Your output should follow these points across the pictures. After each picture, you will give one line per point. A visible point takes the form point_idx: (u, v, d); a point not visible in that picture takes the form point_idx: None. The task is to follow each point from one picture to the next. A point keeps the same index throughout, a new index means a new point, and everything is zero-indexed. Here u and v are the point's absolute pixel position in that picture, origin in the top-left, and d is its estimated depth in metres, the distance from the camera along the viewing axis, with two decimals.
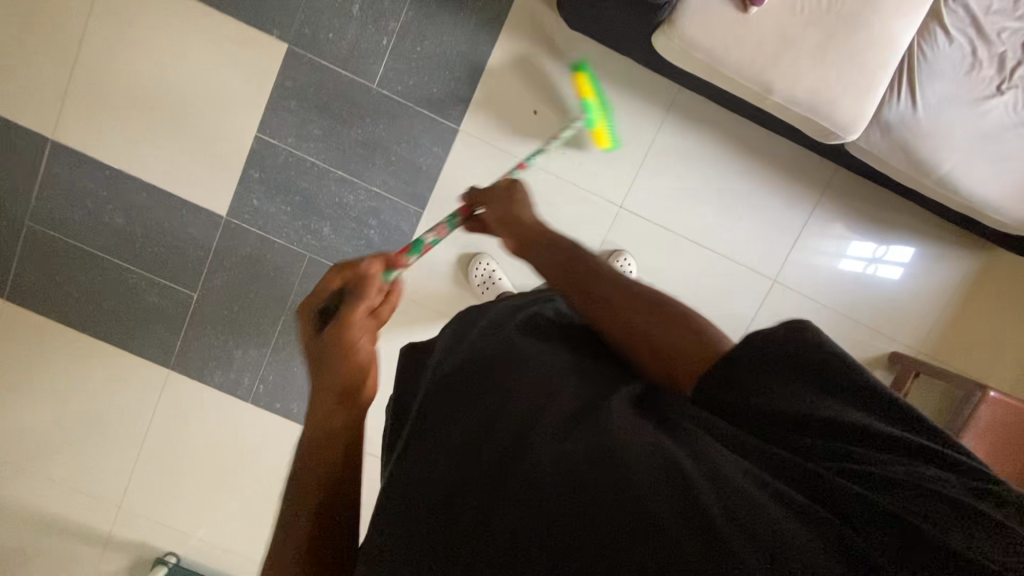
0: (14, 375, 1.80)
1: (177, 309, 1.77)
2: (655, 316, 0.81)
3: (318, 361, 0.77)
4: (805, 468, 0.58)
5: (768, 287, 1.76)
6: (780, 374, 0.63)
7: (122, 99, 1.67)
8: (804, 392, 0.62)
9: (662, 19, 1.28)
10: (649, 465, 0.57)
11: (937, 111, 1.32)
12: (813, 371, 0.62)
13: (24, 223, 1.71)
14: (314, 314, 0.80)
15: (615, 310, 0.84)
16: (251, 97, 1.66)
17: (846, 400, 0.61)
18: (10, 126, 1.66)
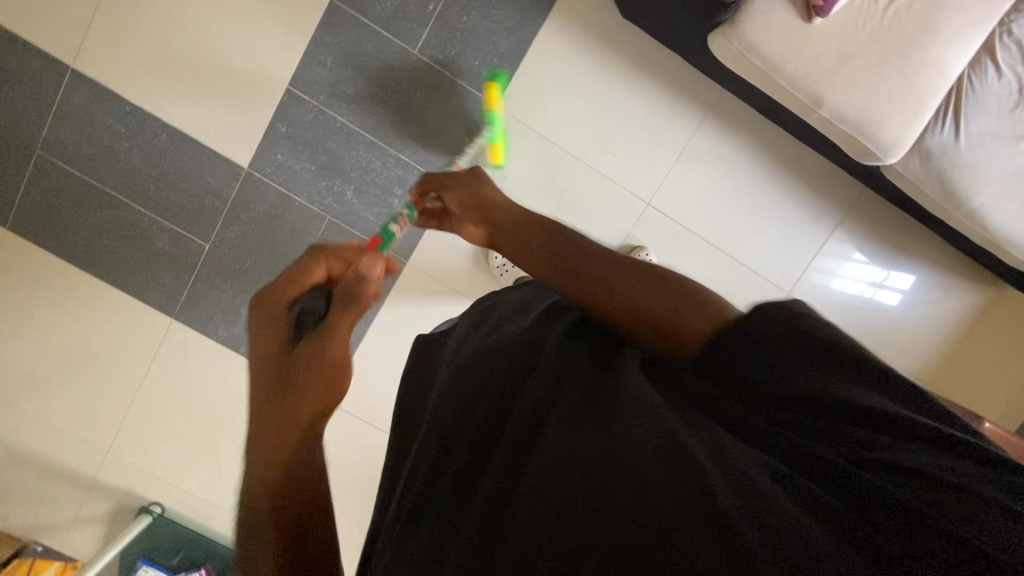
0: (8, 307, 1.74)
1: (186, 258, 1.72)
2: (640, 289, 0.76)
3: (280, 371, 0.69)
4: (821, 460, 0.51)
5: (781, 299, 1.77)
6: (788, 352, 0.56)
7: (151, 34, 1.60)
8: (806, 373, 0.55)
9: (723, 19, 1.26)
10: (651, 449, 0.53)
11: (978, 144, 1.33)
12: (802, 352, 0.56)
13: (35, 150, 1.64)
14: (285, 317, 0.74)
15: (594, 287, 0.78)
16: (287, 48, 1.61)
17: (836, 385, 0.54)
18: (29, 47, 1.59)
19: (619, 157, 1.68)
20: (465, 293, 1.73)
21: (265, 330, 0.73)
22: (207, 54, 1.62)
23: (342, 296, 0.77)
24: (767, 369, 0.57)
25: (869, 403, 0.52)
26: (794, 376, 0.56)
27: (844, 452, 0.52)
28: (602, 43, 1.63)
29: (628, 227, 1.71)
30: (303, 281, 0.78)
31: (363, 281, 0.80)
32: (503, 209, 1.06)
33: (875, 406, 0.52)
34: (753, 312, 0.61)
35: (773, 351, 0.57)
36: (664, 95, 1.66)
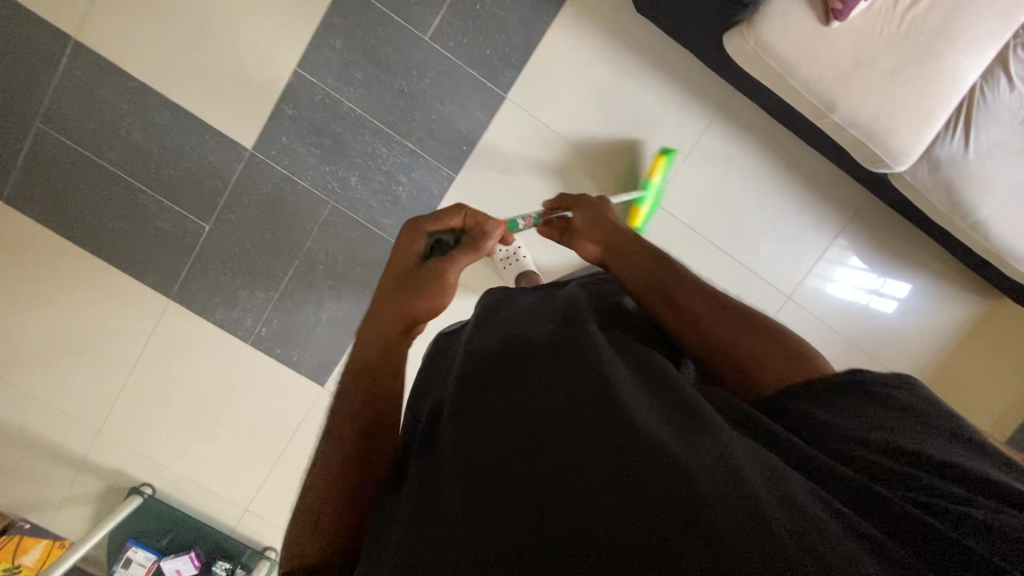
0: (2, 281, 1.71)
1: (186, 238, 1.70)
2: (754, 334, 0.87)
3: (404, 286, 0.88)
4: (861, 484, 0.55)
5: (781, 303, 1.78)
6: (865, 404, 0.68)
7: (158, 9, 1.57)
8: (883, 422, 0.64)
9: (740, 19, 1.25)
10: (702, 446, 0.54)
11: (987, 156, 1.34)
12: (879, 400, 0.68)
13: (33, 122, 1.61)
14: (428, 239, 0.92)
15: (699, 322, 0.90)
16: (295, 29, 1.58)
17: (907, 431, 0.62)
18: (30, 16, 1.55)
19: (627, 153, 1.68)
20: (467, 284, 1.72)
21: (395, 259, 0.92)
22: (213, 32, 1.59)
23: (467, 242, 0.93)
24: (838, 406, 0.69)
25: (924, 449, 0.59)
26: (866, 415, 0.66)
27: (885, 468, 0.58)
28: (615, 38, 1.61)
29: (632, 224, 1.71)
30: (445, 219, 0.94)
31: (490, 238, 0.95)
32: (630, 240, 1.15)
33: (926, 448, 0.59)
34: (865, 375, 0.71)
35: (861, 402, 0.68)
36: (676, 93, 1.65)
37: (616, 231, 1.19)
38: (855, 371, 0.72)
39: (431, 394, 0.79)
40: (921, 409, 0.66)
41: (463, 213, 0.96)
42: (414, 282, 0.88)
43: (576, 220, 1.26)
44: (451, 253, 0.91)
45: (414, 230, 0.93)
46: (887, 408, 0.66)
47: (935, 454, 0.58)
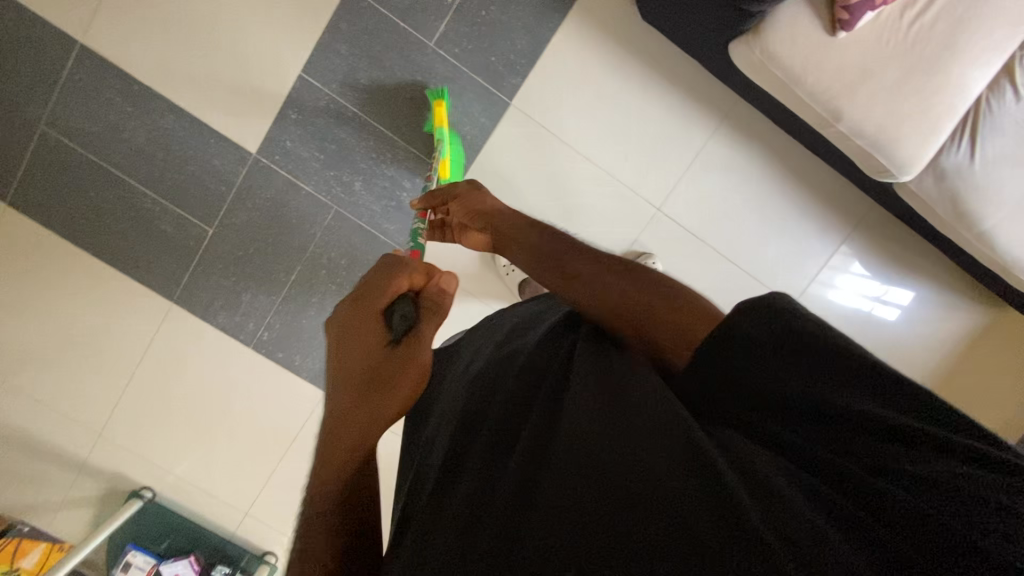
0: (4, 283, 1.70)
1: (189, 242, 1.70)
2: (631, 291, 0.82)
3: (372, 377, 0.73)
4: (828, 467, 0.52)
5: None
6: (783, 363, 0.57)
7: (163, 13, 1.57)
8: (810, 384, 0.55)
9: (747, 28, 1.25)
10: (668, 443, 0.54)
11: (994, 167, 1.33)
12: (802, 357, 0.56)
13: (38, 125, 1.61)
14: (378, 324, 0.77)
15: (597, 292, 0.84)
16: (300, 34, 1.58)
17: (821, 384, 0.55)
18: (36, 20, 1.56)
19: (632, 161, 1.68)
20: (470, 290, 1.72)
21: (342, 355, 0.76)
22: (218, 36, 1.59)
23: (426, 307, 0.79)
24: (755, 374, 0.58)
25: (878, 410, 0.53)
26: (787, 377, 0.56)
27: (829, 445, 0.53)
28: (619, 45, 1.61)
29: (636, 232, 1.71)
30: (385, 293, 0.79)
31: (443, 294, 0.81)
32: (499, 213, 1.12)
33: (878, 411, 0.53)
34: (745, 315, 0.59)
35: (769, 353, 0.57)
36: (679, 101, 1.65)
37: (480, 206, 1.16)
38: (740, 305, 0.60)
39: (430, 422, 0.80)
40: (828, 343, 0.55)
41: (400, 279, 0.80)
42: (382, 368, 0.73)
43: (450, 211, 1.20)
44: (410, 324, 0.77)
45: (352, 324, 0.78)
46: (806, 356, 0.56)
47: (879, 410, 0.53)
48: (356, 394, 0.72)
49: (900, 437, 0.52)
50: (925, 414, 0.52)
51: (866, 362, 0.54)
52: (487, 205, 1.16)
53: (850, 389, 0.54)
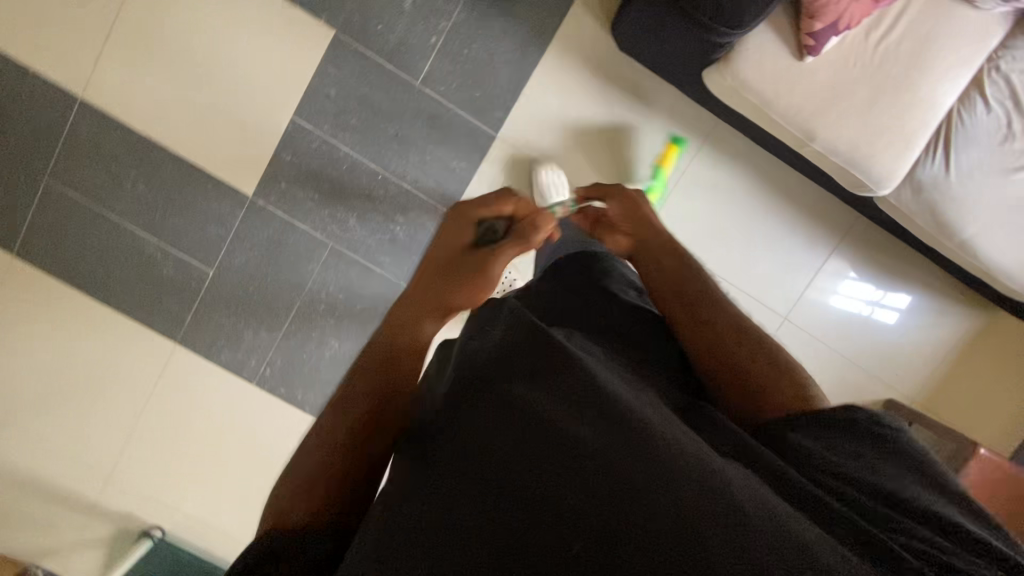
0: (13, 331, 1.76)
1: (191, 283, 1.75)
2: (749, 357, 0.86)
3: (454, 266, 1.00)
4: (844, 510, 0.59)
5: (778, 323, 1.79)
6: (850, 439, 0.69)
7: (158, 66, 1.64)
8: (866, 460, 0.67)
9: (717, 57, 1.29)
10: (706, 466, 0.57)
11: (969, 177, 1.36)
12: (851, 433, 0.70)
13: (43, 179, 1.68)
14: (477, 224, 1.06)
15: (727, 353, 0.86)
16: (291, 80, 1.65)
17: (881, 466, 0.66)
18: (40, 80, 1.63)
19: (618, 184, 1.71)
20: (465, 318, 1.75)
21: (444, 238, 1.05)
22: (212, 86, 1.65)
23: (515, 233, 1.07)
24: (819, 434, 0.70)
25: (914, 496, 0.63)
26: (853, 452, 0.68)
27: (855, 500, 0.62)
28: (600, 74, 1.66)
29: None
30: (491, 207, 1.06)
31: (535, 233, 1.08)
32: (642, 243, 1.12)
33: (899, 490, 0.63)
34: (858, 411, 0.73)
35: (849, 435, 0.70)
36: (661, 126, 1.69)
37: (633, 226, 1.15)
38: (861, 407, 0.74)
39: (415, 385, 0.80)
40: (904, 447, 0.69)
41: (503, 200, 1.07)
42: (468, 256, 1.02)
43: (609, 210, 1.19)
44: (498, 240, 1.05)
45: (460, 221, 1.06)
46: (865, 437, 0.70)
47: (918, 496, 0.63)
48: (440, 275, 0.98)
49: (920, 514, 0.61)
50: (926, 494, 0.64)
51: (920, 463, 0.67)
52: (642, 227, 1.15)
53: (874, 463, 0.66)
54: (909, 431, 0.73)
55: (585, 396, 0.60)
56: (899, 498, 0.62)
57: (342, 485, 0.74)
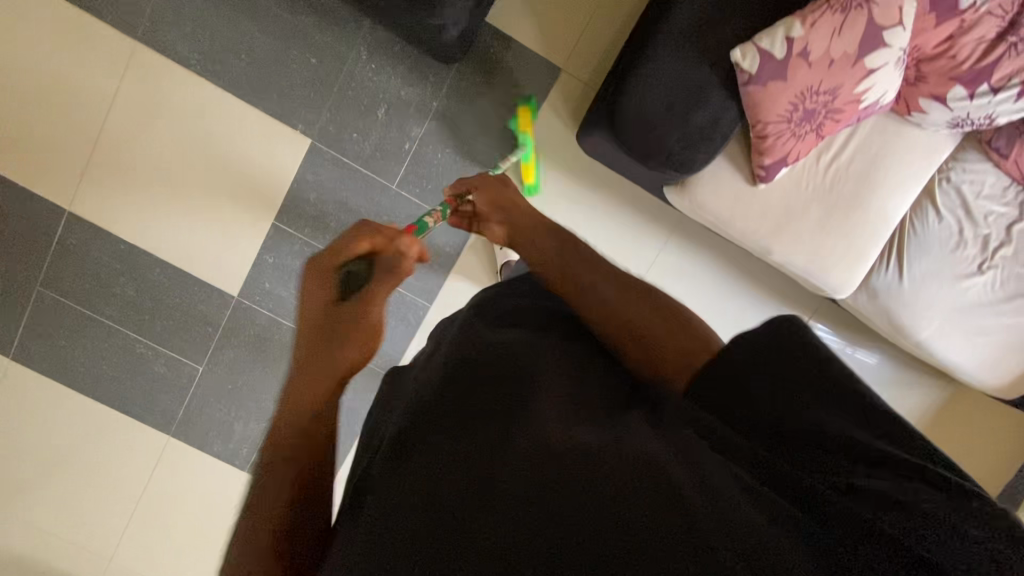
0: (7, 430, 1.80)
1: (182, 380, 1.81)
2: (654, 322, 0.78)
3: (323, 331, 0.82)
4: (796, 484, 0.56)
5: None
6: (775, 388, 0.58)
7: (142, 177, 1.69)
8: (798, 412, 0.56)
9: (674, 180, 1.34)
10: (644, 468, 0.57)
11: (921, 284, 1.42)
12: (771, 373, 0.58)
13: (35, 287, 1.74)
14: (337, 276, 0.88)
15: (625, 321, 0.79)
16: (271, 185, 1.70)
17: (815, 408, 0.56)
18: (27, 194, 1.68)
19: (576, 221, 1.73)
20: None
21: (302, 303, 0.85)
22: (194, 193, 1.70)
23: (389, 267, 0.94)
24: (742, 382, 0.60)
25: (856, 435, 0.54)
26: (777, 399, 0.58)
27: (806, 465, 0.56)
28: (569, 171, 1.71)
29: None
30: (349, 250, 0.91)
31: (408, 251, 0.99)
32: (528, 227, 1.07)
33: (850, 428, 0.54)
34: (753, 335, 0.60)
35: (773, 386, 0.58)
36: (632, 215, 1.74)
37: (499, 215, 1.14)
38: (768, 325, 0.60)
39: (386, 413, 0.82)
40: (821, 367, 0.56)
41: (366, 236, 0.94)
42: (337, 317, 0.84)
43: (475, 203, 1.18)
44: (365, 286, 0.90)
45: (309, 276, 0.87)
46: (783, 371, 0.57)
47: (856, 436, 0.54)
48: (309, 342, 0.81)
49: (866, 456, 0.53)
50: (864, 434, 0.53)
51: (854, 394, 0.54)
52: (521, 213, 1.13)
53: (818, 404, 0.56)
54: (798, 331, 0.58)
55: (515, 429, 0.64)
56: (830, 441, 0.54)
57: (303, 495, 0.69)
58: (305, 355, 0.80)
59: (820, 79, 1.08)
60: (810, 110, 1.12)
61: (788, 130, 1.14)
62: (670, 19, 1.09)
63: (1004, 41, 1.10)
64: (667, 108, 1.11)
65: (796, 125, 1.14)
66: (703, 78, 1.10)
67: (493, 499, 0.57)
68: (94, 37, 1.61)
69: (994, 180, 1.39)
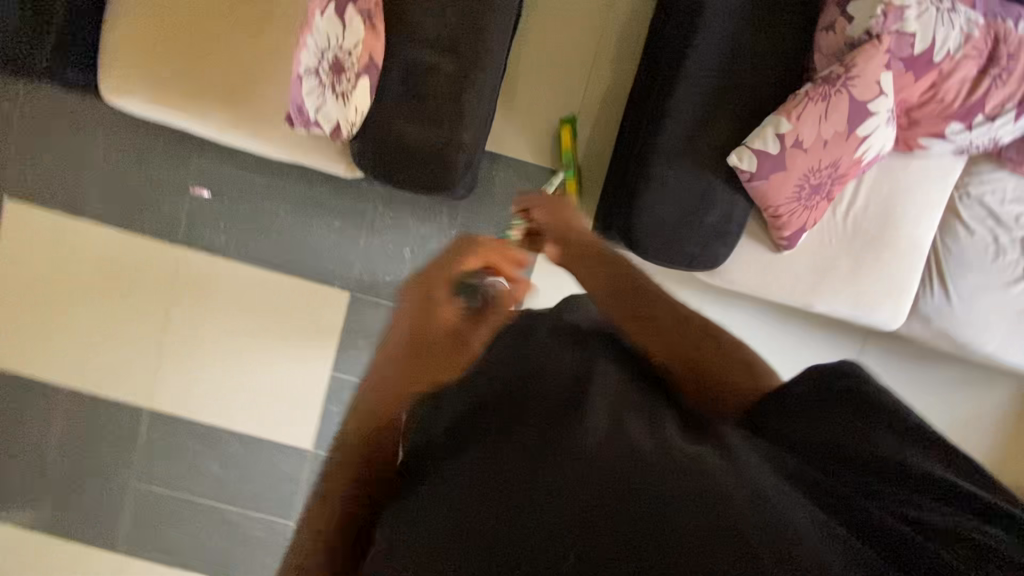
0: None
1: (276, 538, 1.89)
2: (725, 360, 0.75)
3: (414, 356, 0.63)
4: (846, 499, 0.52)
5: None
6: (833, 416, 0.59)
7: (205, 361, 1.82)
8: (854, 433, 0.57)
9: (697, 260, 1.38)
10: (678, 477, 0.50)
11: (971, 300, 1.41)
12: (834, 405, 0.60)
13: (130, 483, 1.86)
14: (456, 285, 0.66)
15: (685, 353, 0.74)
16: (320, 341, 1.81)
17: (873, 433, 0.57)
18: (110, 402, 1.83)
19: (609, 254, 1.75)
20: None
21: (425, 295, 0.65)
22: (254, 364, 1.82)
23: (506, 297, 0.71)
24: (791, 418, 0.61)
25: (916, 464, 0.54)
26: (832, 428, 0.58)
27: (859, 487, 0.53)
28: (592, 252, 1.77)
29: None
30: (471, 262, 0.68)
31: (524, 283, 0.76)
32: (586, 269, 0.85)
33: (909, 457, 0.55)
34: (816, 373, 0.63)
35: (830, 409, 0.60)
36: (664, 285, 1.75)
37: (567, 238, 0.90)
38: (817, 368, 0.63)
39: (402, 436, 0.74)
40: (887, 407, 0.59)
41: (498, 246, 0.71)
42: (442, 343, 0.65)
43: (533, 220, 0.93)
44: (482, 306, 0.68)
45: (420, 276, 0.66)
46: (838, 404, 0.60)
47: (915, 462, 0.54)
48: (397, 353, 0.64)
49: (920, 482, 0.53)
50: (913, 457, 0.55)
51: (904, 421, 0.57)
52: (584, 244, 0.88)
53: (872, 432, 0.57)
54: (858, 374, 0.62)
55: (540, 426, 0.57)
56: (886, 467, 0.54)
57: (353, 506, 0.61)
58: (394, 370, 0.63)
59: (818, 159, 1.12)
60: (816, 184, 1.16)
61: (799, 205, 1.18)
62: (662, 139, 1.14)
63: (986, 76, 1.13)
64: (680, 217, 1.17)
65: (806, 199, 1.18)
66: (707, 182, 1.16)
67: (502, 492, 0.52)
68: (139, 250, 1.76)
69: (1015, 184, 1.38)
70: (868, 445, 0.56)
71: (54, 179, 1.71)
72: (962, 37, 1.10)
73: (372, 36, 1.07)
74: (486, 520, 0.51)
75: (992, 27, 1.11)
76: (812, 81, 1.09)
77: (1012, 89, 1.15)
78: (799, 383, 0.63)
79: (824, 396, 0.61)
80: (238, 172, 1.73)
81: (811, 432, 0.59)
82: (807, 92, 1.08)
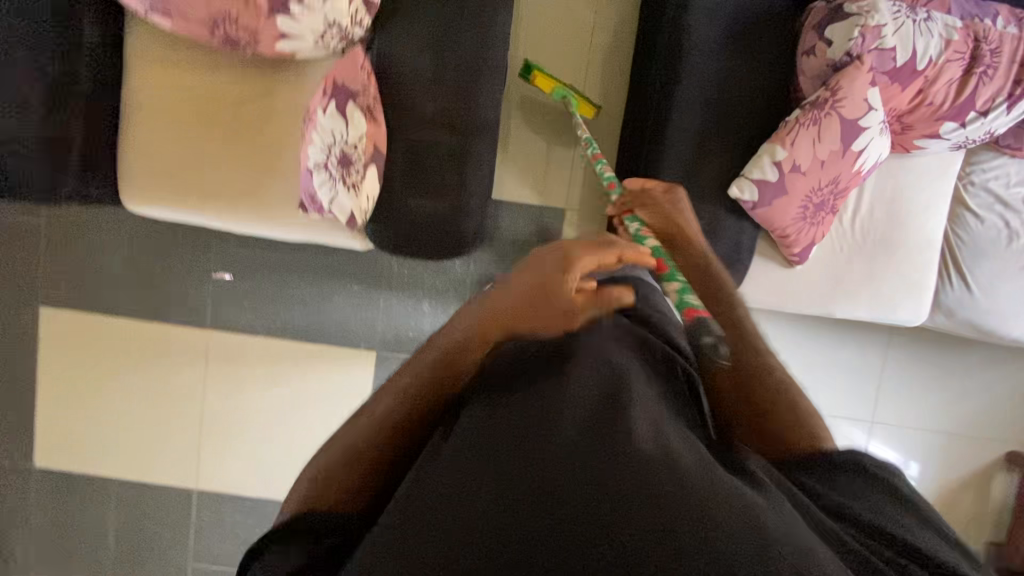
0: None
1: None
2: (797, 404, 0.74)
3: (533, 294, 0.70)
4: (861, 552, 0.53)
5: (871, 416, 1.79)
6: (865, 489, 0.62)
7: (246, 437, 1.87)
8: (880, 508, 0.59)
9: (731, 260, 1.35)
10: (710, 494, 0.51)
11: (991, 287, 1.41)
12: (865, 481, 0.63)
13: (189, 566, 1.91)
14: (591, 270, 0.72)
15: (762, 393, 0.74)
16: (355, 403, 1.85)
17: (898, 518, 0.59)
18: (160, 490, 1.88)
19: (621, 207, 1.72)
20: None
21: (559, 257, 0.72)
22: (293, 433, 1.87)
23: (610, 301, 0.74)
24: (821, 479, 0.63)
25: (937, 557, 0.55)
26: (865, 497, 0.61)
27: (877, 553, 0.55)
28: None
29: None
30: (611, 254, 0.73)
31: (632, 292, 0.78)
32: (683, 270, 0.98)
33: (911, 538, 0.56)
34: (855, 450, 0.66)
35: (861, 483, 0.62)
36: None
37: (673, 235, 1.04)
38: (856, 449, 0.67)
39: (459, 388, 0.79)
40: (912, 501, 0.61)
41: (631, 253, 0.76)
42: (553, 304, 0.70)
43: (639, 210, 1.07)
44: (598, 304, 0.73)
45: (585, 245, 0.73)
46: (866, 482, 0.63)
47: (936, 552, 0.56)
48: (517, 291, 0.71)
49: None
50: (936, 548, 0.56)
51: (928, 519, 0.60)
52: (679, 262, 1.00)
53: (895, 514, 0.59)
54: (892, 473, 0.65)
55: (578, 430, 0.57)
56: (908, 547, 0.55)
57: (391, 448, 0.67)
58: (509, 291, 0.72)
59: (818, 179, 1.14)
60: (820, 202, 1.18)
61: (807, 223, 1.20)
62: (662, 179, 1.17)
63: (972, 75, 1.15)
64: None
65: (812, 217, 1.20)
66: (711, 214, 1.19)
67: (531, 493, 0.53)
68: (172, 341, 1.82)
69: (1018, 167, 1.39)
70: (889, 523, 0.57)
71: (83, 285, 1.78)
72: (942, 42, 1.12)
73: (373, 127, 1.15)
74: (516, 522, 0.51)
75: (971, 28, 1.13)
76: (801, 106, 1.12)
77: (1000, 83, 1.17)
78: (837, 453, 0.66)
79: (845, 476, 0.63)
80: (255, 252, 1.79)
81: (842, 495, 0.61)
82: (798, 117, 1.10)
